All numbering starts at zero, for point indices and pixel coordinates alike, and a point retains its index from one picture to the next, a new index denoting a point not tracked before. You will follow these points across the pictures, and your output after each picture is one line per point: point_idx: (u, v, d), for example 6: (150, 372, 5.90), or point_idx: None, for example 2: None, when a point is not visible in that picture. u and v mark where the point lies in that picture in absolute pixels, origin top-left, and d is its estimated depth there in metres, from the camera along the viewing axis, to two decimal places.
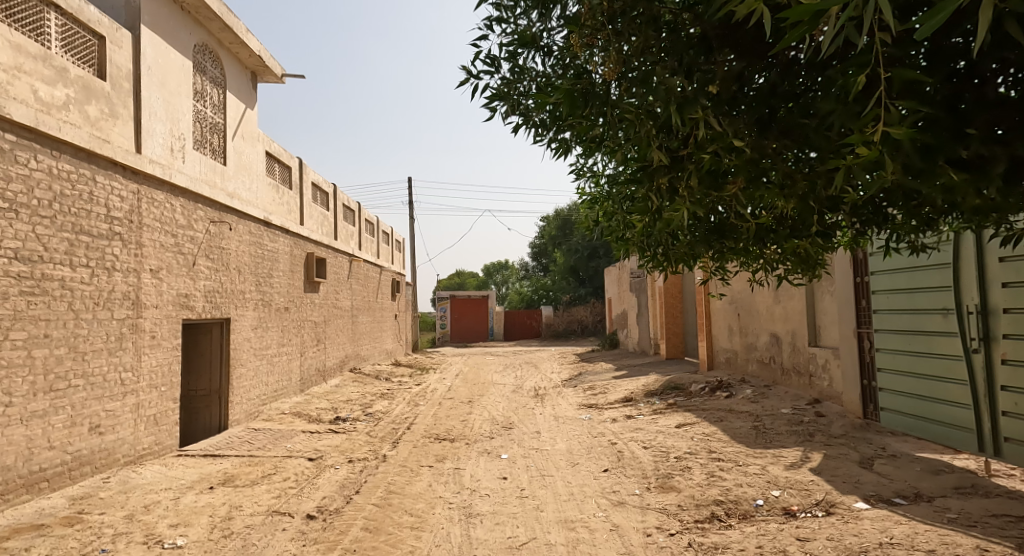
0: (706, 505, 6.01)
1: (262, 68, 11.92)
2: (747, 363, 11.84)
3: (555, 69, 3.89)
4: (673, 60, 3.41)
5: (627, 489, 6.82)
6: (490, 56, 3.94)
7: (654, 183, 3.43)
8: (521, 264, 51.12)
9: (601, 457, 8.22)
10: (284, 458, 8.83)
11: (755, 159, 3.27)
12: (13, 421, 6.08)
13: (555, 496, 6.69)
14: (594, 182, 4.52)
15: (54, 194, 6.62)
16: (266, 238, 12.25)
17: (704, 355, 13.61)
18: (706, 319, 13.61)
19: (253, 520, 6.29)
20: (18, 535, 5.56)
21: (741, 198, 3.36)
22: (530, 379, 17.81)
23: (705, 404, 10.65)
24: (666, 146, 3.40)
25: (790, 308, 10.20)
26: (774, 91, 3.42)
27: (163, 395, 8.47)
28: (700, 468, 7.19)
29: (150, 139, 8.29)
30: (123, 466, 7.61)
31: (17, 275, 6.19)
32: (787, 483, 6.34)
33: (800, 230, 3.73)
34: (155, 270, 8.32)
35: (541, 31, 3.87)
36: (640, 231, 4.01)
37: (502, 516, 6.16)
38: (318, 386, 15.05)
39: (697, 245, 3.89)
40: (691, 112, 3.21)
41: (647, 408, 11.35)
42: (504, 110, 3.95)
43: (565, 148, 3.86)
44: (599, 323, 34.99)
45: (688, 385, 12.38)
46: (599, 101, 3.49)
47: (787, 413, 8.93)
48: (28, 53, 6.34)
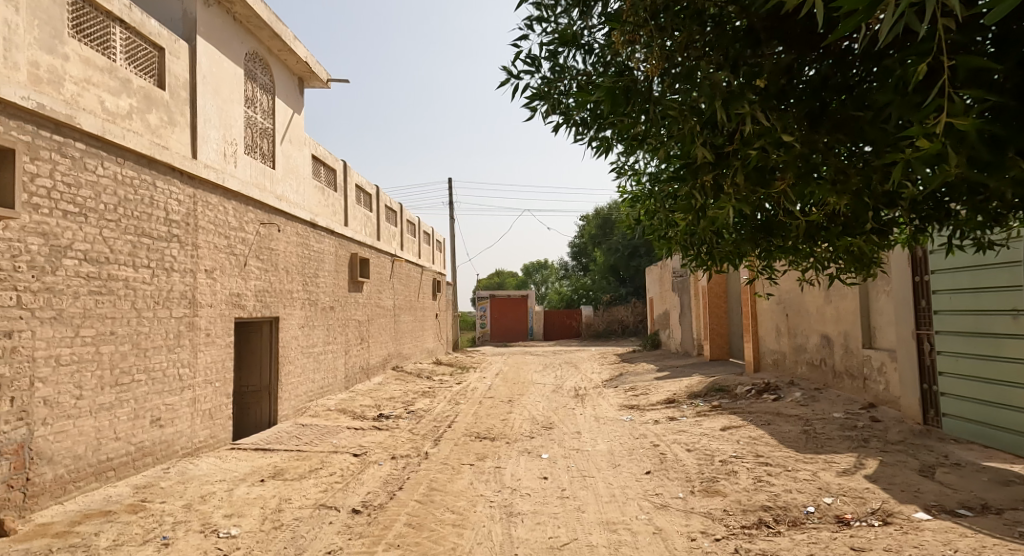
0: (754, 511, 5.97)
1: (309, 73, 12.23)
2: (796, 365, 11.66)
3: (595, 66, 3.95)
4: (718, 53, 3.51)
5: (670, 492, 6.81)
6: (531, 56, 4.00)
7: (698, 180, 3.45)
8: (562, 265, 51.13)
9: (643, 459, 8.21)
10: (330, 453, 9.06)
11: (804, 154, 3.25)
12: (84, 412, 6.34)
13: (597, 498, 6.73)
14: (636, 180, 4.55)
15: (119, 198, 6.85)
16: (313, 239, 12.54)
17: (750, 357, 13.45)
18: (751, 320, 13.40)
19: (302, 512, 6.48)
20: (89, 520, 5.81)
21: (790, 194, 3.32)
22: (570, 379, 17.84)
23: (751, 407, 10.52)
24: (711, 142, 3.41)
25: (842, 308, 10.02)
26: (826, 82, 3.44)
27: (217, 390, 8.77)
28: (747, 472, 7.14)
29: (204, 144, 8.57)
30: (181, 457, 7.91)
31: (87, 275, 6.39)
32: (840, 490, 6.25)
33: (854, 227, 3.67)
34: (210, 270, 8.61)
35: (582, 29, 3.93)
36: (683, 230, 3.99)
37: (544, 516, 6.22)
38: (363, 384, 15.35)
39: (743, 244, 3.88)
40: (737, 107, 3.22)
41: (691, 409, 11.28)
42: (544, 109, 4.01)
43: (606, 146, 3.90)
44: (640, 323, 34.77)
45: (734, 387, 12.26)
46: (643, 97, 3.58)
47: (840, 418, 8.80)
48: (96, 66, 6.60)
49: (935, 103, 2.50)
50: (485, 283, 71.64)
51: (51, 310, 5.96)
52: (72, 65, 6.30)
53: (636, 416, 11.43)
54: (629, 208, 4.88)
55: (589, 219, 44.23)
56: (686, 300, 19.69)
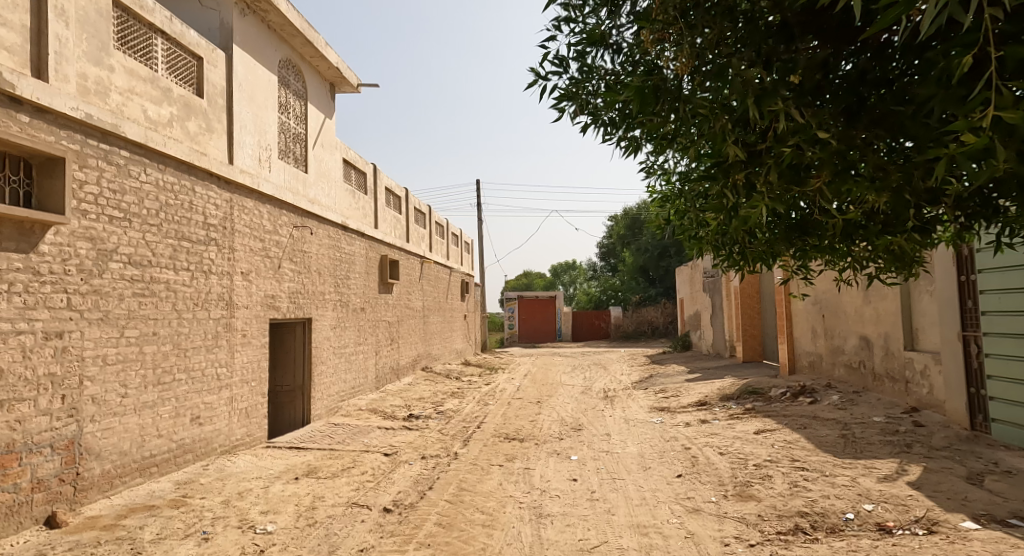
0: (790, 516, 5.93)
1: (340, 78, 12.40)
2: (833, 367, 11.51)
3: (624, 65, 3.99)
4: (750, 50, 3.48)
5: (702, 495, 6.78)
6: (558, 57, 4.04)
7: (730, 178, 3.46)
8: (591, 265, 50.98)
9: (675, 462, 8.18)
10: (362, 453, 9.18)
11: (841, 150, 3.23)
12: (128, 410, 6.52)
13: (627, 500, 6.73)
14: (665, 180, 4.56)
15: (160, 204, 7.01)
16: (344, 241, 12.71)
17: (785, 358, 13.31)
18: (786, 320, 13.24)
19: (335, 510, 6.58)
20: (134, 514, 5.98)
21: (826, 192, 3.30)
22: (600, 380, 17.80)
23: (786, 410, 10.41)
24: (743, 140, 3.44)
25: (882, 309, 9.87)
26: (864, 77, 3.39)
27: (253, 389, 8.95)
28: (782, 477, 7.07)
29: (241, 150, 8.76)
30: (219, 454, 8.09)
31: (131, 278, 6.56)
32: (882, 497, 6.17)
33: (894, 225, 3.60)
34: (246, 272, 8.79)
35: (610, 29, 3.96)
36: (714, 229, 3.97)
37: (574, 518, 6.24)
38: (393, 384, 15.49)
39: (777, 244, 3.88)
40: (770, 105, 3.23)
41: (723, 412, 11.19)
42: (572, 110, 4.05)
43: (635, 146, 3.92)
44: (670, 324, 34.52)
45: (768, 389, 12.13)
46: (672, 96, 3.59)
47: (881, 422, 8.68)
48: (140, 77, 6.79)
49: (982, 96, 2.48)
50: (512, 284, 71.72)
51: (99, 312, 6.12)
52: (117, 76, 6.48)
53: (667, 419, 11.38)
54: (659, 209, 4.88)
55: (618, 219, 44.00)
56: (718, 301, 19.52)
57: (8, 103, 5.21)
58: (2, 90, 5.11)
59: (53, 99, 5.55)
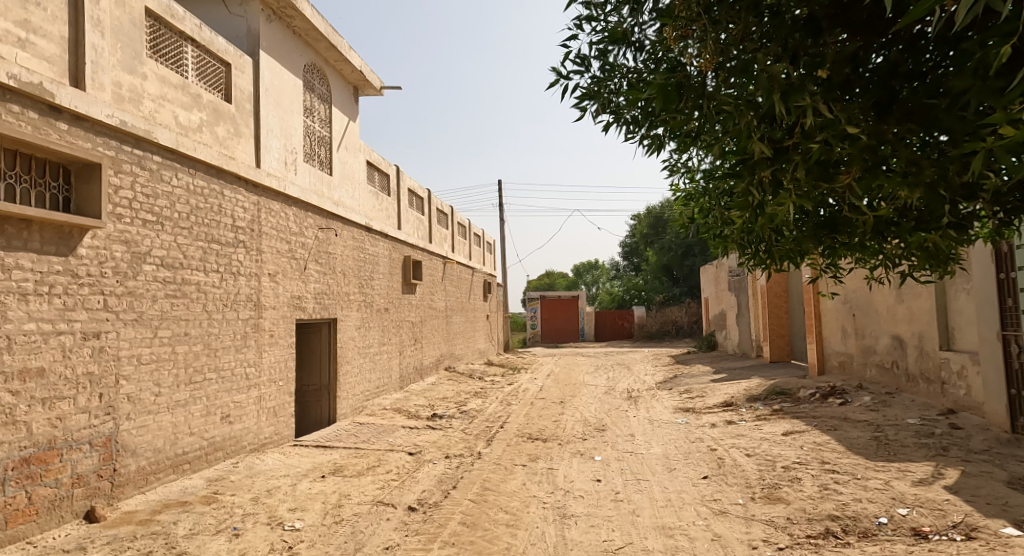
0: (820, 520, 5.91)
1: (363, 82, 12.55)
2: (865, 368, 11.40)
3: (646, 63, 4.07)
4: (777, 45, 3.53)
5: (729, 498, 6.77)
6: (581, 56, 4.17)
7: (756, 176, 3.43)
8: (614, 265, 50.81)
9: (700, 464, 8.17)
10: (387, 452, 9.30)
11: (872, 146, 3.21)
12: (162, 408, 6.68)
13: (652, 502, 6.75)
14: (689, 178, 4.60)
15: (191, 207, 7.18)
16: (368, 242, 12.86)
17: (814, 358, 13.20)
18: (815, 320, 13.13)
19: (361, 508, 6.69)
20: (168, 509, 6.14)
21: (856, 188, 3.29)
22: (623, 381, 17.77)
23: (815, 411, 10.33)
24: (769, 137, 3.41)
25: (915, 308, 9.76)
26: (896, 70, 3.41)
27: (281, 388, 9.11)
28: (812, 480, 7.05)
29: (267, 154, 8.90)
30: (248, 452, 8.25)
31: (164, 279, 6.73)
32: (917, 502, 6.12)
33: (927, 222, 3.56)
34: (273, 273, 8.95)
35: (632, 26, 4.02)
36: (740, 228, 3.93)
37: (598, 519, 6.28)
38: (417, 384, 15.62)
39: (805, 241, 3.90)
40: (797, 100, 3.22)
41: (750, 413, 11.13)
42: (595, 108, 4.14)
43: (658, 144, 4.01)
44: (695, 324, 34.28)
45: (796, 390, 12.04)
46: (696, 93, 3.66)
47: (916, 424, 8.60)
48: (171, 84, 6.95)
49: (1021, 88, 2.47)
50: (534, 284, 71.78)
51: (133, 313, 6.29)
52: (149, 83, 6.64)
53: (692, 419, 11.36)
54: (682, 207, 4.93)
55: (641, 219, 43.78)
56: (744, 300, 19.38)
57: (48, 111, 5.39)
58: (43, 99, 5.29)
59: (90, 107, 5.71)
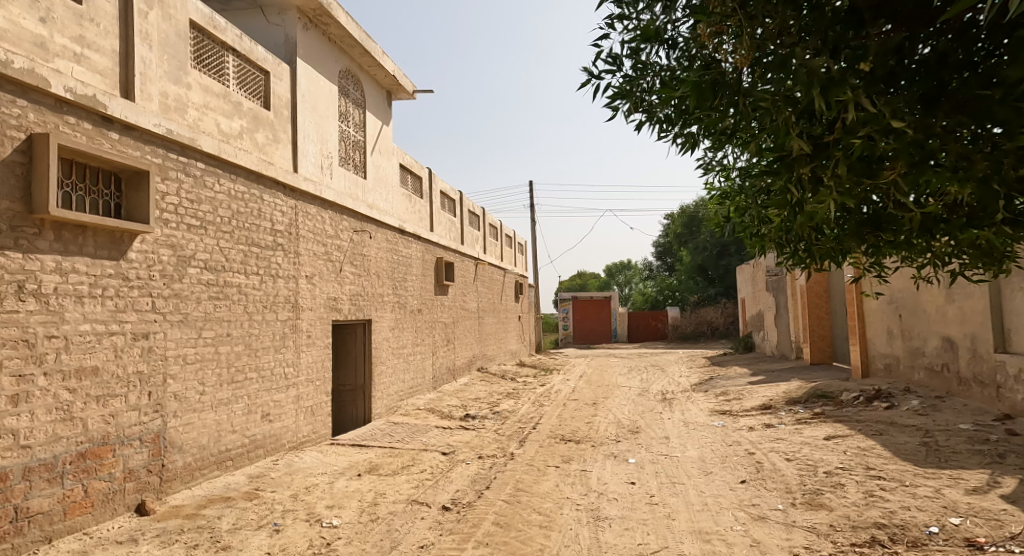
0: (865, 528, 5.86)
1: (396, 86, 12.74)
2: (912, 371, 11.20)
3: (679, 60, 4.17)
4: (816, 38, 3.53)
5: (768, 503, 6.74)
6: (612, 55, 4.30)
7: (795, 172, 3.48)
8: (646, 264, 50.51)
9: (738, 468, 8.14)
10: (420, 451, 9.44)
11: (918, 141, 3.23)
12: (206, 407, 6.91)
13: (688, 506, 6.76)
14: (724, 176, 4.64)
15: (233, 212, 7.40)
16: (401, 244, 13.05)
17: (857, 361, 12.95)
18: (858, 321, 12.90)
19: (396, 507, 6.83)
20: (212, 504, 6.35)
21: (902, 184, 3.31)
22: (657, 382, 17.71)
23: (860, 415, 10.20)
24: (808, 133, 3.46)
25: (966, 308, 9.60)
26: (944, 60, 3.47)
27: (318, 388, 9.31)
28: (856, 486, 6.98)
29: (304, 159, 9.12)
30: (287, 450, 8.47)
31: (207, 282, 6.95)
32: (971, 511, 6.01)
33: (980, 218, 3.51)
34: (310, 276, 9.16)
35: (664, 24, 4.13)
36: (778, 227, 3.97)
37: (632, 522, 6.32)
38: (449, 384, 15.79)
39: (847, 239, 3.89)
40: (839, 94, 3.22)
41: (790, 416, 11.03)
42: (627, 107, 4.29)
43: (692, 142, 4.13)
44: (732, 325, 33.87)
45: (839, 393, 11.86)
46: (731, 90, 3.68)
47: (969, 430, 8.45)
48: (214, 93, 7.18)
49: None
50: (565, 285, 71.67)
51: (179, 315, 6.51)
52: (193, 93, 6.87)
53: (728, 422, 11.29)
54: (718, 206, 4.99)
55: (674, 218, 43.40)
56: (782, 300, 19.14)
57: (101, 122, 5.62)
58: (95, 110, 5.52)
59: (138, 118, 5.94)
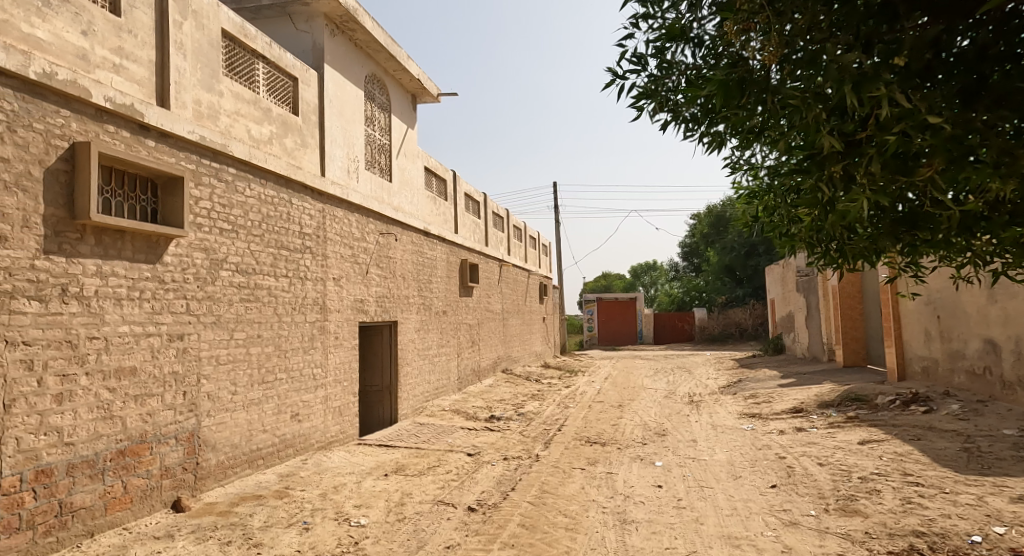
0: (902, 536, 5.79)
1: (421, 90, 12.88)
2: (952, 374, 11.01)
3: (706, 58, 4.22)
4: (848, 33, 3.55)
5: (800, 509, 6.70)
6: (637, 55, 4.38)
7: (826, 171, 3.51)
8: (672, 265, 50.17)
9: (768, 472, 8.09)
10: (446, 452, 9.53)
11: (956, 136, 3.22)
12: (238, 406, 7.05)
13: (717, 510, 6.75)
14: (752, 176, 4.65)
15: (263, 216, 7.55)
16: (426, 246, 13.17)
17: (893, 364, 12.72)
18: (894, 322, 12.68)
19: (422, 507, 6.91)
20: (245, 502, 6.49)
21: (939, 181, 3.29)
22: (683, 384, 17.62)
23: (895, 419, 10.07)
24: (840, 130, 3.46)
25: (1010, 308, 9.48)
26: (984, 53, 3.45)
27: (345, 388, 9.44)
28: (893, 493, 6.90)
29: (331, 163, 9.26)
30: (316, 449, 8.61)
31: (239, 284, 7.10)
32: (1013, 520, 5.91)
33: (1021, 214, 3.55)
34: (338, 278, 9.30)
35: (690, 22, 4.18)
36: (808, 226, 3.95)
37: (660, 526, 6.32)
38: (474, 385, 15.88)
39: (880, 239, 3.81)
40: (871, 90, 3.22)
41: (822, 420, 10.91)
42: (652, 107, 4.34)
43: (718, 141, 4.16)
44: (761, 326, 33.48)
45: (874, 397, 11.69)
46: (760, 87, 3.75)
47: (1012, 437, 8.33)
48: (245, 100, 7.34)
49: None
50: (590, 286, 71.47)
51: (211, 316, 6.67)
52: (225, 100, 7.03)
53: (758, 426, 11.21)
54: (745, 206, 5.00)
55: (701, 218, 43.02)
56: (813, 301, 18.93)
57: (138, 130, 5.79)
58: (132, 119, 5.68)
59: (173, 125, 6.11)
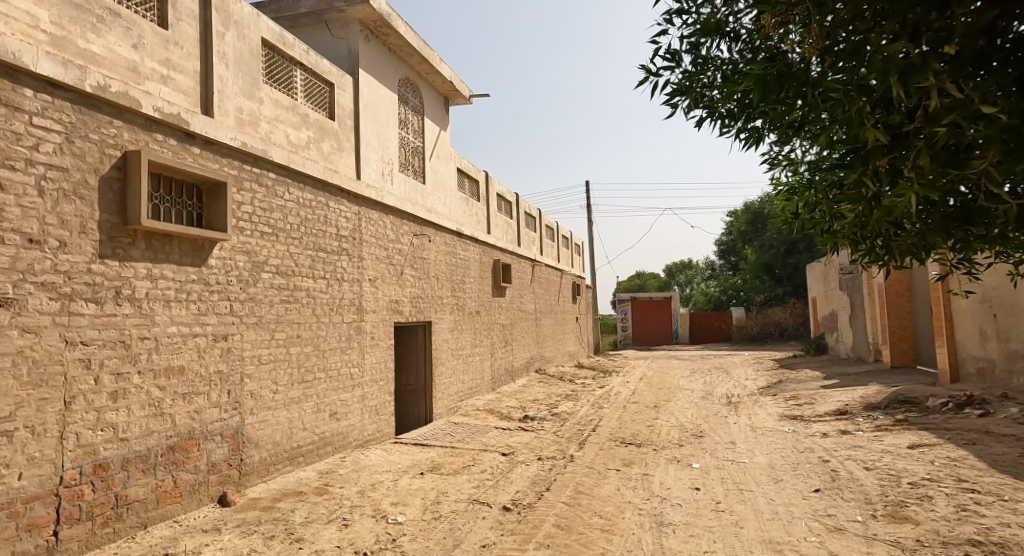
0: (957, 544, 5.69)
1: (454, 92, 13.01)
2: (1012, 376, 10.82)
3: (742, 53, 4.26)
4: (894, 22, 3.50)
5: (846, 514, 6.63)
6: (672, 51, 4.43)
7: (870, 166, 3.51)
8: (708, 263, 49.64)
9: (811, 476, 8.01)
10: (481, 451, 9.62)
11: (1012, 126, 3.15)
12: (280, 405, 7.24)
13: (757, 514, 6.72)
14: (791, 171, 4.67)
15: (301, 219, 7.73)
16: (459, 247, 13.29)
17: (946, 365, 12.28)
18: (945, 321, 12.31)
19: (457, 506, 7.01)
20: (286, 498, 6.66)
21: (994, 173, 3.22)
22: (720, 385, 17.45)
23: (948, 423, 9.87)
24: (885, 122, 3.50)
25: None
26: None
27: (382, 388, 9.60)
28: (947, 499, 6.79)
29: (366, 166, 9.42)
30: (354, 448, 8.78)
31: (279, 286, 7.29)
32: None
33: None
34: (373, 279, 9.47)
35: (726, 16, 4.21)
36: (852, 223, 3.92)
37: (698, 529, 6.33)
38: (507, 385, 15.96)
39: (930, 235, 3.73)
40: (919, 81, 3.25)
41: (869, 423, 10.73)
42: (687, 103, 4.37)
43: (756, 136, 4.19)
44: (802, 326, 32.97)
45: (925, 399, 11.43)
46: (799, 81, 3.75)
47: None
48: (283, 106, 7.53)
49: None
50: (624, 285, 71.06)
51: (254, 317, 6.86)
52: (265, 107, 7.22)
53: (800, 428, 11.08)
54: (785, 202, 4.99)
55: (738, 216, 42.46)
56: (858, 300, 18.63)
57: (184, 138, 5.99)
58: (178, 127, 5.88)
59: (217, 132, 6.30)
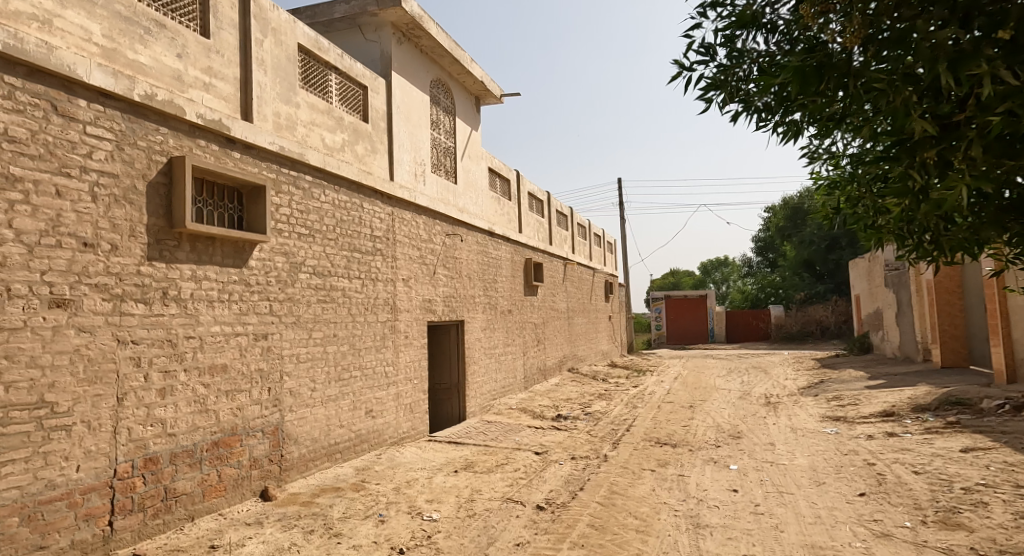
0: (1014, 553, 5.56)
1: (485, 92, 13.09)
2: None
3: (779, 45, 4.26)
4: (943, 7, 3.43)
5: (894, 520, 6.53)
6: (706, 45, 4.43)
7: (918, 157, 3.48)
8: (745, 260, 49.01)
9: (856, 479, 7.90)
10: (514, 450, 9.69)
11: None
12: (318, 402, 7.40)
13: (799, 518, 6.66)
14: (833, 165, 4.65)
15: (336, 220, 7.87)
16: (491, 246, 13.37)
17: (1001, 364, 12.01)
18: (1001, 318, 12.07)
19: (491, 504, 7.09)
20: (324, 493, 6.81)
21: None
22: (758, 385, 17.25)
23: (1001, 426, 9.64)
24: (933, 112, 3.47)
25: None
26: None
27: (416, 386, 9.72)
28: (1002, 505, 6.65)
29: (399, 167, 9.55)
30: (390, 445, 8.92)
31: (316, 286, 7.44)
32: None
33: None
34: (407, 278, 9.60)
35: (762, 9, 4.21)
36: (899, 217, 3.91)
37: (736, 532, 6.31)
38: (540, 384, 16.01)
39: (983, 229, 3.64)
40: (970, 69, 3.20)
41: (916, 425, 10.52)
42: (722, 98, 4.38)
43: (794, 130, 4.16)
44: (844, 324, 32.39)
45: (977, 402, 11.14)
46: (840, 72, 3.72)
47: None
48: (319, 110, 7.68)
49: None
50: (658, 282, 70.46)
51: (292, 316, 7.02)
52: (301, 111, 7.37)
53: (842, 429, 10.93)
54: (825, 197, 4.94)
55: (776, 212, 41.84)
56: (905, 298, 18.26)
57: (225, 143, 6.16)
58: (220, 133, 6.05)
59: (256, 137, 6.46)
